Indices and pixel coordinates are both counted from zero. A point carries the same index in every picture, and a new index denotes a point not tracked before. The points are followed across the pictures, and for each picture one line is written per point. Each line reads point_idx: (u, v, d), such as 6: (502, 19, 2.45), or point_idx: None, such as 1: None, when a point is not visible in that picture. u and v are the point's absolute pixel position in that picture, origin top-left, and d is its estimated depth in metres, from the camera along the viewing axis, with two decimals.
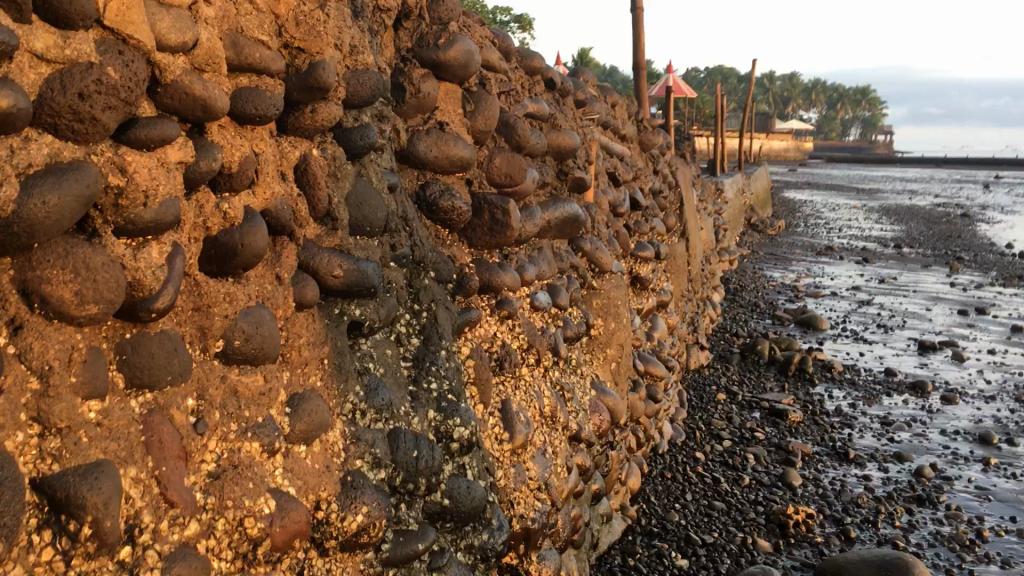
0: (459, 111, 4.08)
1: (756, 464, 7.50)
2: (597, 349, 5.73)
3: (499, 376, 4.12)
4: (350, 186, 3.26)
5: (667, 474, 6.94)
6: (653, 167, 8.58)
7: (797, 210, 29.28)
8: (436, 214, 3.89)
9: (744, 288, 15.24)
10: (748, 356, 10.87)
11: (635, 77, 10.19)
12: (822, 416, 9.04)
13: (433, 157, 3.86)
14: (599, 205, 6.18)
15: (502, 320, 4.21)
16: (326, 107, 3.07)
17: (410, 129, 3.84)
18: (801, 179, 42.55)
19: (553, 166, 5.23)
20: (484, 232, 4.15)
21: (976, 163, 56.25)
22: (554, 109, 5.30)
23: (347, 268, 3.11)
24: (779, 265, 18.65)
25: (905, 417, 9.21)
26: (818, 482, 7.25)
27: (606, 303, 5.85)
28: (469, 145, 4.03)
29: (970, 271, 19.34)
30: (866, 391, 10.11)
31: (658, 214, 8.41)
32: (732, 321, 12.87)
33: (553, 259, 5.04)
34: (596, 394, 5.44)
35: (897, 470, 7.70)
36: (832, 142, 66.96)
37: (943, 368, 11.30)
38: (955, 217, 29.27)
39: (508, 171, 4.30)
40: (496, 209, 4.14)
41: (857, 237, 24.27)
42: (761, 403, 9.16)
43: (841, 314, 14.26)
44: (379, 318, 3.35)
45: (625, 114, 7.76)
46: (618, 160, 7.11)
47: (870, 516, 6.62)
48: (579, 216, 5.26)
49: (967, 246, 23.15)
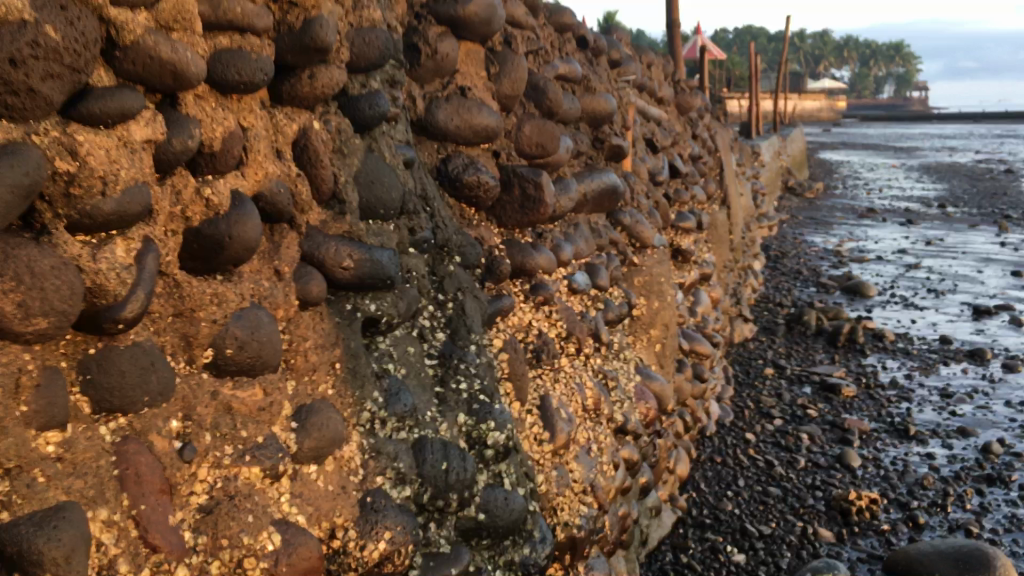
0: (482, 74, 3.65)
1: (810, 445, 7.04)
2: (640, 330, 5.30)
3: (536, 368, 3.72)
4: (359, 163, 2.84)
5: (716, 459, 6.51)
6: (691, 131, 8.08)
7: (834, 172, 28.43)
8: (460, 191, 3.47)
9: (785, 255, 14.65)
10: (795, 327, 10.35)
11: (669, 37, 9.64)
12: (877, 389, 8.53)
13: (454, 128, 3.43)
14: (637, 174, 5.72)
15: (538, 306, 3.80)
16: (327, 71, 2.65)
17: (428, 96, 3.41)
18: (836, 140, 41.47)
19: (589, 132, 4.78)
20: (515, 210, 3.72)
21: (1018, 117, 54.56)
22: (587, 71, 4.84)
23: (358, 257, 2.71)
24: (820, 230, 17.99)
25: (965, 388, 8.65)
26: (879, 463, 6.75)
27: (648, 280, 5.41)
28: (495, 113, 3.60)
29: (1020, 229, 18.56)
30: (921, 360, 9.56)
31: (698, 181, 7.92)
32: (774, 289, 12.34)
33: (590, 235, 4.61)
34: (641, 380, 5.04)
35: (963, 447, 7.16)
36: (867, 101, 65.33)
37: (1002, 333, 10.67)
38: (1000, 173, 28.27)
39: (539, 140, 3.86)
40: (528, 183, 3.70)
41: (899, 198, 23.48)
42: (812, 377, 8.68)
43: (889, 279, 13.65)
44: (398, 313, 2.95)
45: (660, 75, 7.25)
46: (655, 125, 6.63)
47: (938, 499, 6.12)
48: (617, 186, 4.81)
49: (1014, 203, 22.27)
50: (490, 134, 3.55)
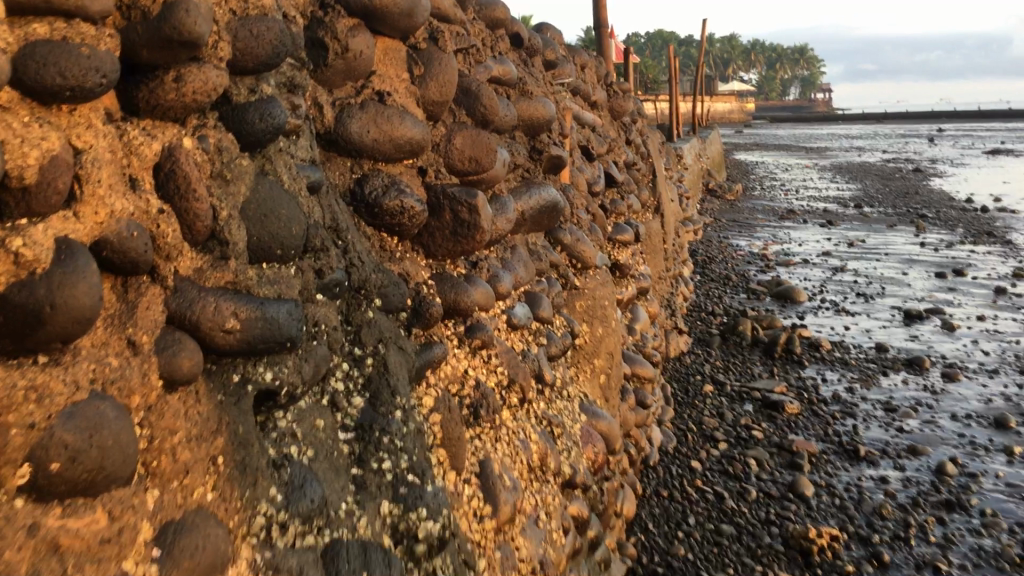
0: (404, 76, 3.02)
1: (759, 471, 6.60)
2: (583, 362, 4.74)
3: (474, 428, 3.10)
4: (248, 191, 2.20)
5: (663, 493, 6.00)
6: (625, 137, 7.55)
7: (750, 172, 28.44)
8: (378, 218, 2.83)
9: (712, 260, 14.31)
10: (729, 338, 9.92)
11: (598, 36, 9.09)
12: (820, 404, 8.15)
13: (371, 141, 2.79)
14: (576, 186, 5.15)
15: (474, 352, 3.19)
16: (199, 72, 2.00)
17: (339, 103, 2.77)
18: (750, 141, 41.78)
19: (525, 142, 4.19)
20: (445, 237, 3.08)
21: (922, 118, 55.95)
22: (522, 72, 4.24)
23: (246, 316, 2.05)
24: (744, 232, 17.78)
25: (909, 401, 8.35)
26: (832, 490, 6.34)
27: (592, 304, 4.83)
28: (421, 123, 2.97)
29: (937, 229, 18.67)
30: (860, 371, 9.24)
31: (633, 189, 7.40)
32: (705, 297, 11.94)
33: (529, 260, 4.02)
34: (587, 420, 4.47)
35: (915, 468, 6.81)
36: (776, 101, 66.31)
37: (936, 340, 10.45)
38: (909, 173, 28.70)
39: (472, 154, 3.25)
40: (460, 206, 3.08)
41: (816, 198, 23.56)
42: (752, 393, 8.24)
43: (817, 283, 13.39)
44: (303, 381, 2.30)
45: (594, 76, 6.71)
46: (590, 131, 6.07)
47: (899, 532, 5.75)
48: (557, 203, 4.23)
49: (928, 202, 22.53)
50: (414, 149, 2.93)
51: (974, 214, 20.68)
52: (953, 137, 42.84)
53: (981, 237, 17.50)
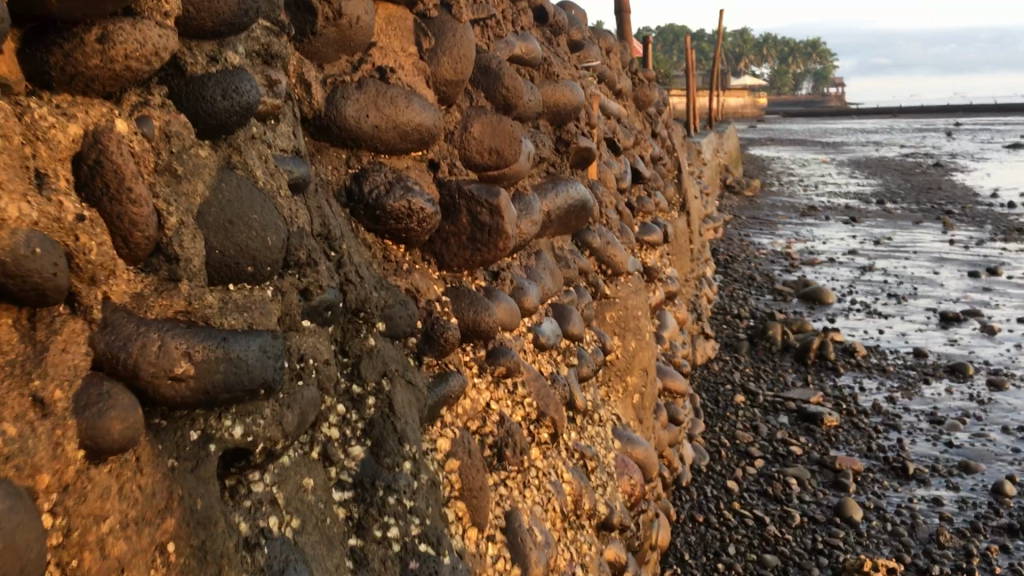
0: (411, 50, 2.49)
1: (801, 492, 6.07)
2: (614, 380, 4.22)
3: (498, 472, 2.58)
4: (207, 190, 1.69)
5: (698, 518, 5.48)
6: (650, 129, 7.00)
7: (767, 168, 27.78)
8: (382, 222, 2.31)
9: (734, 259, 13.73)
10: (758, 342, 9.36)
11: (619, 23, 8.50)
12: (860, 416, 7.60)
13: (371, 128, 2.28)
14: (604, 183, 4.62)
15: (497, 381, 2.67)
16: (133, 31, 1.53)
17: (331, 80, 2.25)
18: (764, 136, 41.07)
19: (550, 132, 3.67)
20: (462, 244, 2.57)
21: (938, 112, 55.10)
22: (546, 52, 3.72)
23: (202, 358, 1.56)
24: (765, 230, 17.18)
25: (955, 412, 7.79)
26: (883, 514, 5.80)
27: (623, 315, 4.31)
28: (432, 107, 2.46)
29: (964, 226, 18.04)
30: (900, 378, 8.68)
31: (660, 186, 6.85)
32: (729, 298, 11.37)
33: (555, 268, 3.51)
34: (620, 447, 3.96)
35: (970, 488, 6.27)
36: (787, 97, 65.54)
37: (977, 344, 9.86)
38: (930, 168, 28.00)
39: (492, 144, 2.73)
40: (480, 207, 2.57)
41: (837, 194, 22.93)
42: (787, 404, 7.69)
43: (845, 283, 12.81)
44: (284, 435, 1.79)
45: (618, 63, 6.17)
46: (616, 122, 5.53)
47: (961, 562, 5.22)
48: (585, 202, 3.71)
49: (951, 198, 21.89)
50: (424, 137, 2.41)
51: (1001, 211, 20.04)
52: (971, 132, 42.03)
53: (1011, 234, 16.86)
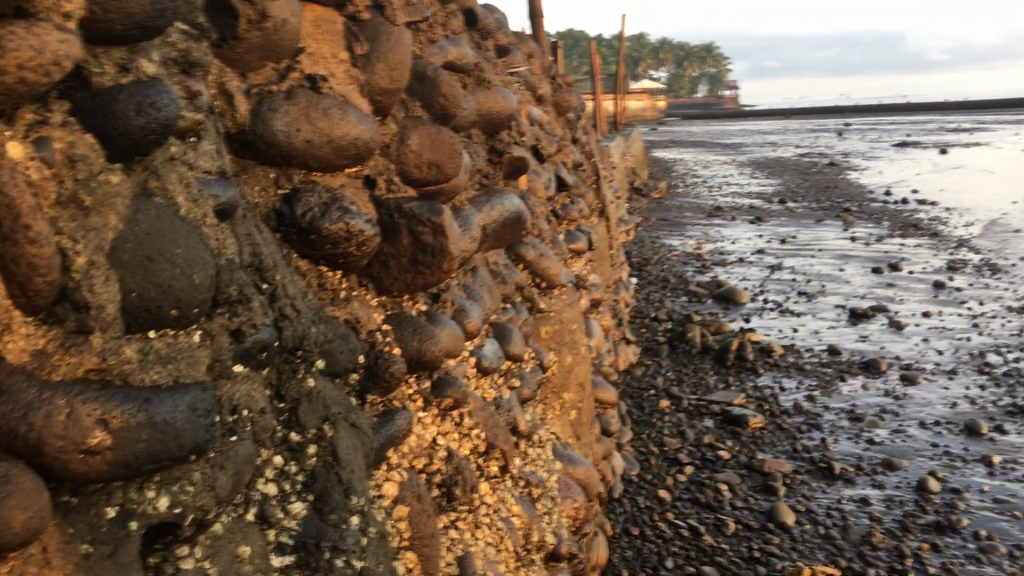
0: (343, 56, 2.26)
1: (733, 498, 6.01)
2: (551, 397, 4.05)
3: (448, 513, 2.37)
4: (122, 222, 1.45)
5: (634, 532, 5.37)
6: (570, 134, 6.86)
7: (671, 169, 28.12)
8: (317, 248, 2.07)
9: (647, 261, 13.77)
10: (678, 346, 9.34)
11: (533, 25, 8.35)
12: (783, 416, 7.62)
13: (302, 144, 2.04)
14: (533, 191, 4.44)
15: (444, 414, 2.46)
16: (26, 37, 1.30)
17: (255, 91, 2.01)
18: (666, 137, 41.62)
19: (483, 141, 3.48)
20: (403, 267, 2.35)
21: (829, 111, 56.91)
22: (477, 56, 3.51)
23: (120, 425, 1.33)
24: (675, 230, 17.32)
25: (874, 408, 7.88)
26: (814, 517, 5.78)
27: (558, 329, 4.14)
28: (368, 118, 2.23)
29: (863, 222, 18.54)
30: (817, 376, 8.76)
31: (581, 191, 6.72)
32: (646, 301, 11.36)
33: (491, 285, 3.31)
34: (562, 467, 3.78)
35: (895, 486, 6.31)
36: (686, 99, 66.82)
37: (887, 339, 10.04)
38: (826, 166, 28.78)
39: (432, 157, 2.51)
40: (421, 226, 2.35)
41: (740, 194, 23.36)
42: (711, 407, 7.66)
43: (756, 282, 12.95)
44: (217, 502, 1.55)
45: (538, 67, 6.00)
46: (539, 128, 5.36)
47: (895, 564, 5.23)
48: (520, 214, 3.53)
49: (849, 195, 22.51)
50: (361, 152, 2.18)
51: (897, 206, 20.68)
52: (861, 131, 43.47)
53: (908, 229, 17.39)
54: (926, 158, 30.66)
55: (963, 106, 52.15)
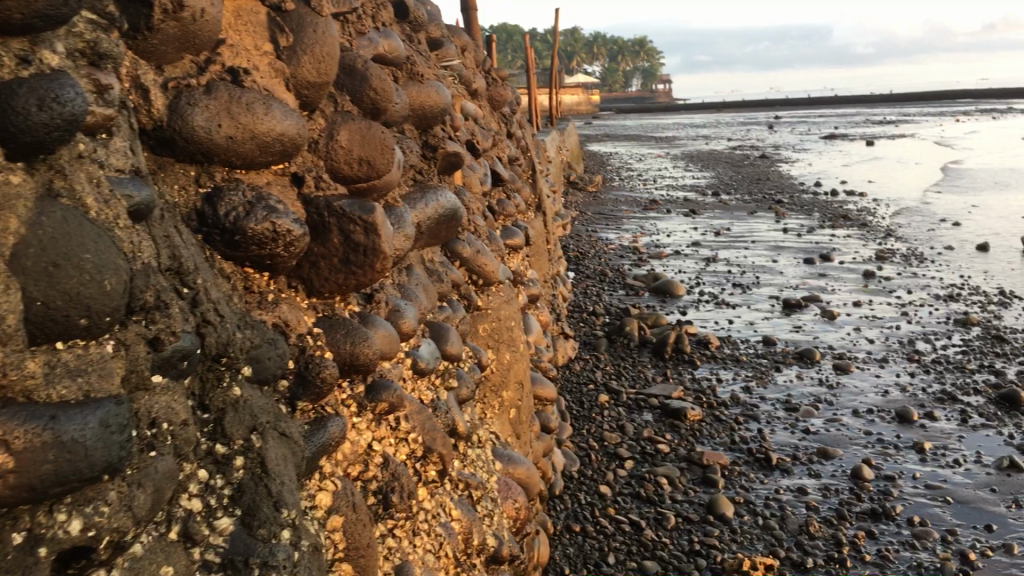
0: (266, 48, 2.17)
1: (673, 491, 6.03)
2: (490, 396, 3.99)
3: (384, 521, 2.29)
4: (24, 226, 1.34)
5: (575, 528, 5.35)
6: (505, 129, 6.80)
7: (607, 164, 28.26)
8: (241, 249, 1.98)
9: (584, 255, 13.79)
10: (616, 339, 9.36)
11: (466, 19, 8.25)
12: (720, 407, 7.68)
13: (224, 140, 1.94)
14: (469, 187, 4.37)
15: (379, 418, 2.38)
16: None
17: (173, 84, 1.91)
18: (601, 131, 41.79)
19: (416, 137, 3.39)
20: (334, 267, 2.27)
21: (760, 104, 57.79)
22: (409, 49, 3.42)
23: (23, 446, 1.24)
24: (611, 224, 17.39)
25: (808, 398, 7.99)
26: (753, 508, 5.82)
27: (495, 327, 4.09)
28: (294, 113, 2.14)
29: (795, 214, 18.86)
30: (753, 367, 8.85)
31: (517, 186, 6.66)
32: (584, 295, 11.37)
33: (426, 283, 3.23)
34: (503, 467, 3.73)
35: (831, 474, 6.40)
36: (620, 94, 67.34)
37: (820, 329, 10.20)
38: (757, 159, 29.21)
39: (362, 153, 2.43)
40: (352, 224, 2.27)
41: (675, 187, 23.58)
42: (650, 401, 7.68)
43: (692, 275, 13.07)
44: (135, 523, 1.45)
45: (472, 61, 5.92)
46: (473, 123, 5.29)
47: (833, 553, 5.29)
48: (455, 210, 3.46)
49: (780, 187, 22.88)
50: (286, 149, 2.09)
51: (826, 198, 21.09)
52: (790, 124, 44.26)
53: (838, 220, 17.72)
54: (853, 150, 31.32)
55: (888, 99, 53.47)
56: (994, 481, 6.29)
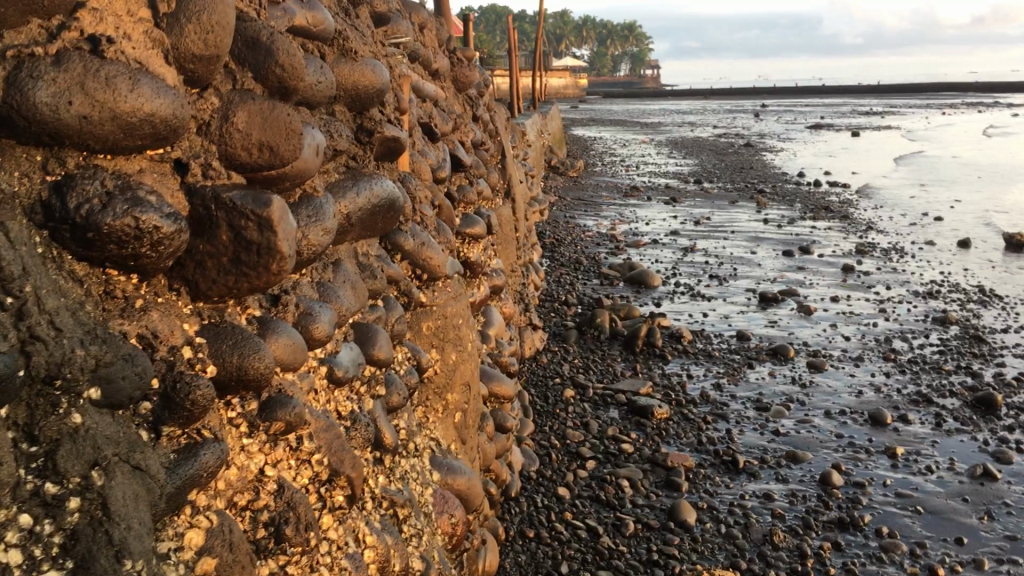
0: (141, 14, 1.86)
1: (634, 494, 5.79)
2: (431, 399, 3.73)
3: (275, 557, 2.01)
4: None
5: (529, 533, 5.11)
6: (471, 112, 6.48)
7: (589, 148, 27.92)
8: (97, 248, 1.68)
9: (560, 243, 13.51)
10: (586, 331, 9.10)
11: None
12: (689, 406, 7.44)
13: (75, 120, 1.64)
14: (417, 174, 4.08)
15: (274, 439, 2.10)
16: None
17: (12, 53, 1.60)
18: (586, 115, 41.41)
19: (348, 119, 3.10)
20: (223, 268, 1.98)
21: (747, 92, 57.48)
22: (344, 23, 3.11)
23: None
24: (590, 211, 17.10)
25: (780, 397, 7.76)
26: (716, 515, 5.59)
27: (439, 325, 3.83)
28: (171, 90, 1.84)
29: (776, 205, 18.63)
30: (725, 363, 8.62)
31: (481, 172, 6.36)
32: (557, 284, 11.09)
33: (356, 281, 2.95)
34: (440, 478, 3.46)
35: (799, 479, 6.17)
36: (606, 79, 66.99)
37: (795, 325, 9.98)
38: (741, 147, 28.92)
39: (263, 137, 2.13)
40: (244, 220, 1.98)
41: (657, 174, 23.29)
42: (617, 397, 7.42)
43: (669, 265, 12.81)
44: None
45: (434, 40, 5.60)
46: (430, 105, 4.99)
47: (796, 565, 5.07)
48: (393, 200, 3.17)
49: (763, 177, 22.65)
50: (159, 131, 1.79)
51: (809, 189, 20.87)
52: (776, 113, 44.01)
53: (819, 212, 17.51)
54: (838, 140, 31.09)
55: (875, 90, 53.28)
56: (966, 490, 6.09)
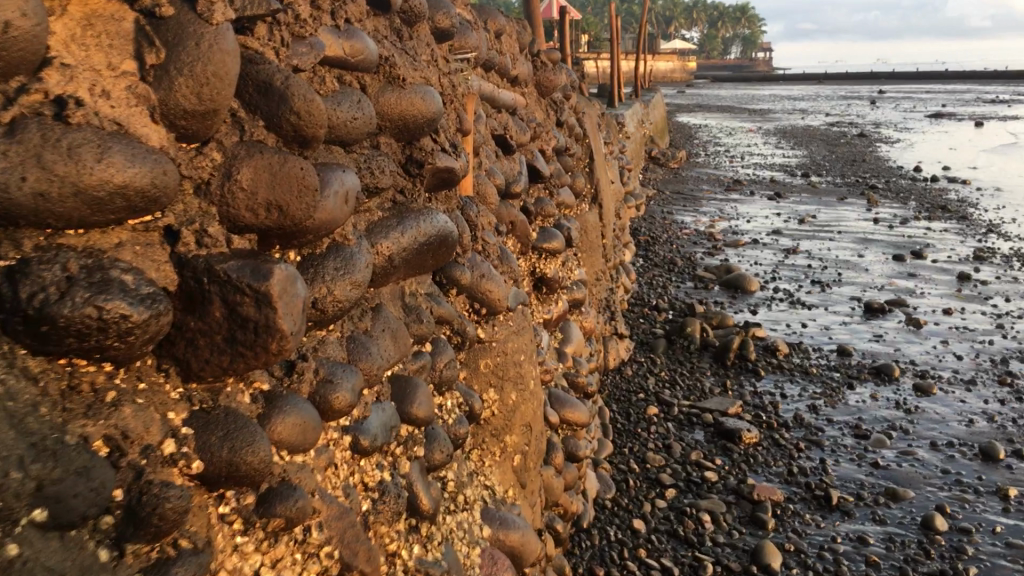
0: (124, 67, 1.67)
1: (715, 530, 5.43)
2: (486, 442, 3.48)
3: None
4: None
5: (598, 571, 4.81)
6: (555, 117, 6.16)
7: (693, 137, 27.15)
8: (57, 343, 1.49)
9: (655, 242, 13.04)
10: (676, 341, 8.69)
11: None
12: (782, 429, 7.00)
13: (30, 198, 1.45)
14: (480, 199, 3.81)
15: (273, 536, 1.88)
16: None
17: None
18: (691, 101, 40.38)
19: (393, 152, 2.85)
20: (216, 347, 1.76)
21: (864, 76, 55.11)
22: (392, 47, 2.87)
23: None
24: (689, 206, 16.53)
25: (881, 424, 7.23)
26: (804, 559, 5.20)
27: (498, 363, 3.57)
28: (152, 153, 1.63)
29: (889, 202, 17.67)
30: (823, 381, 8.11)
31: (563, 181, 6.04)
32: (648, 288, 10.68)
33: (399, 327, 2.69)
34: (492, 533, 3.19)
35: (898, 521, 5.70)
36: (715, 63, 65.24)
37: (902, 340, 9.35)
38: (854, 137, 27.66)
39: (270, 196, 1.91)
40: (239, 295, 1.76)
41: (762, 166, 22.45)
42: (703, 416, 7.03)
43: (769, 268, 12.22)
44: None
45: (514, 45, 5.30)
46: (505, 117, 4.69)
47: None
48: (444, 236, 2.90)
49: (877, 171, 21.55)
50: (136, 202, 1.59)
51: (925, 185, 19.76)
52: (895, 100, 41.93)
53: (935, 212, 16.53)
54: (960, 131, 29.42)
55: (1003, 75, 50.44)
56: None
